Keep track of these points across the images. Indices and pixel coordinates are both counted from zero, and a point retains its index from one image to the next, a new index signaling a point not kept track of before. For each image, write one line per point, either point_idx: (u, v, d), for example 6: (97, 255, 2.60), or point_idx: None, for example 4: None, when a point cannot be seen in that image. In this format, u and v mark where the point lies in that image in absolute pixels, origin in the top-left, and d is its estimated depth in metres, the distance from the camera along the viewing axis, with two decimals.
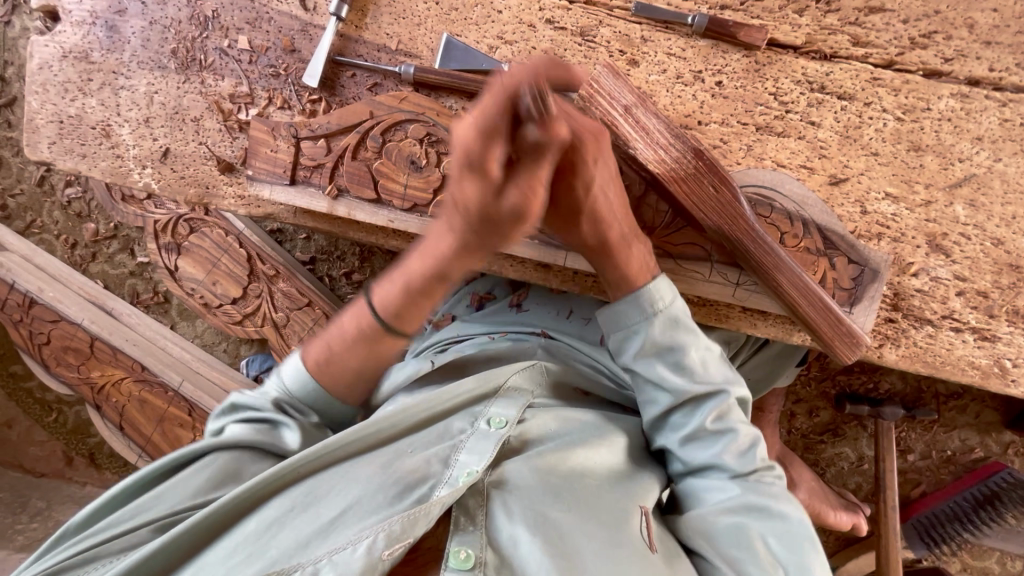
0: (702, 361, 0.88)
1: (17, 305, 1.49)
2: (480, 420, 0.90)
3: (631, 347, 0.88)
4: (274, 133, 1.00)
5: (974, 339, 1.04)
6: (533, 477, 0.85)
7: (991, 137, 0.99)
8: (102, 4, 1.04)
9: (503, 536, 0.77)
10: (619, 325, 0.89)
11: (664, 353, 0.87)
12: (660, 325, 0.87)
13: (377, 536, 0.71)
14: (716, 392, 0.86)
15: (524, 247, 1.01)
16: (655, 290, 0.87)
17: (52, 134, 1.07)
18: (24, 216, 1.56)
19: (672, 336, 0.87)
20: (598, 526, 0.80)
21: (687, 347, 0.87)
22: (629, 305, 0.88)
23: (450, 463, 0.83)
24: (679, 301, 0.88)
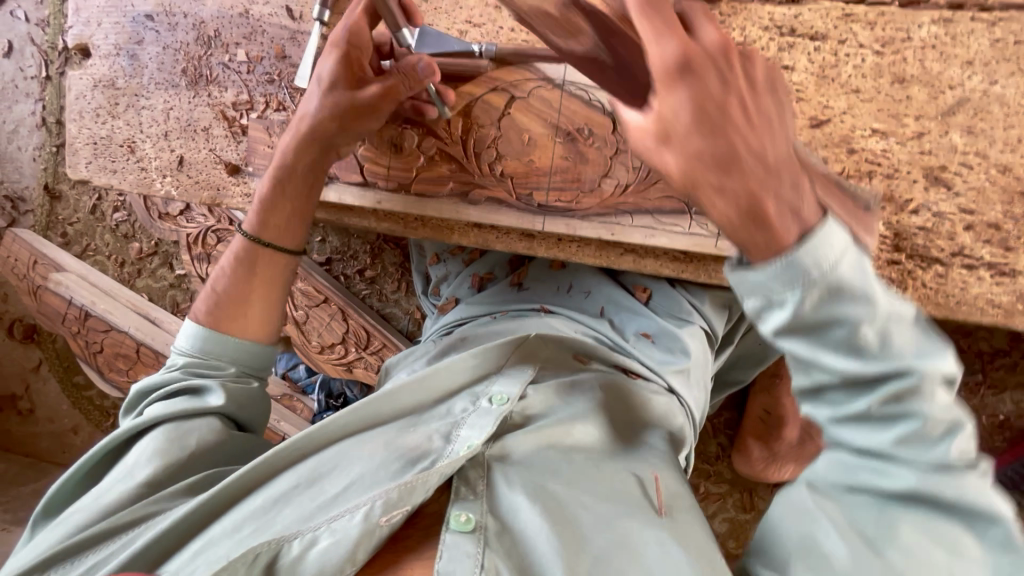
0: (929, 389, 0.50)
1: (76, 317, 1.66)
2: (481, 399, 0.88)
3: (799, 370, 0.55)
4: (269, 131, 1.11)
5: (990, 275, 0.97)
6: (537, 453, 0.82)
7: (982, 60, 0.93)
8: (124, 37, 1.18)
9: (504, 504, 0.75)
10: (756, 291, 0.54)
11: (861, 379, 0.52)
12: (856, 339, 0.51)
13: (374, 502, 0.71)
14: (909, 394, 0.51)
15: (505, 215, 1.03)
16: (837, 260, 0.50)
17: (89, 155, 1.22)
18: (80, 240, 1.75)
19: (871, 358, 0.51)
20: (601, 500, 0.76)
21: (904, 373, 0.50)
22: (798, 306, 0.51)
23: (452, 438, 0.81)
24: (856, 258, 0.51)
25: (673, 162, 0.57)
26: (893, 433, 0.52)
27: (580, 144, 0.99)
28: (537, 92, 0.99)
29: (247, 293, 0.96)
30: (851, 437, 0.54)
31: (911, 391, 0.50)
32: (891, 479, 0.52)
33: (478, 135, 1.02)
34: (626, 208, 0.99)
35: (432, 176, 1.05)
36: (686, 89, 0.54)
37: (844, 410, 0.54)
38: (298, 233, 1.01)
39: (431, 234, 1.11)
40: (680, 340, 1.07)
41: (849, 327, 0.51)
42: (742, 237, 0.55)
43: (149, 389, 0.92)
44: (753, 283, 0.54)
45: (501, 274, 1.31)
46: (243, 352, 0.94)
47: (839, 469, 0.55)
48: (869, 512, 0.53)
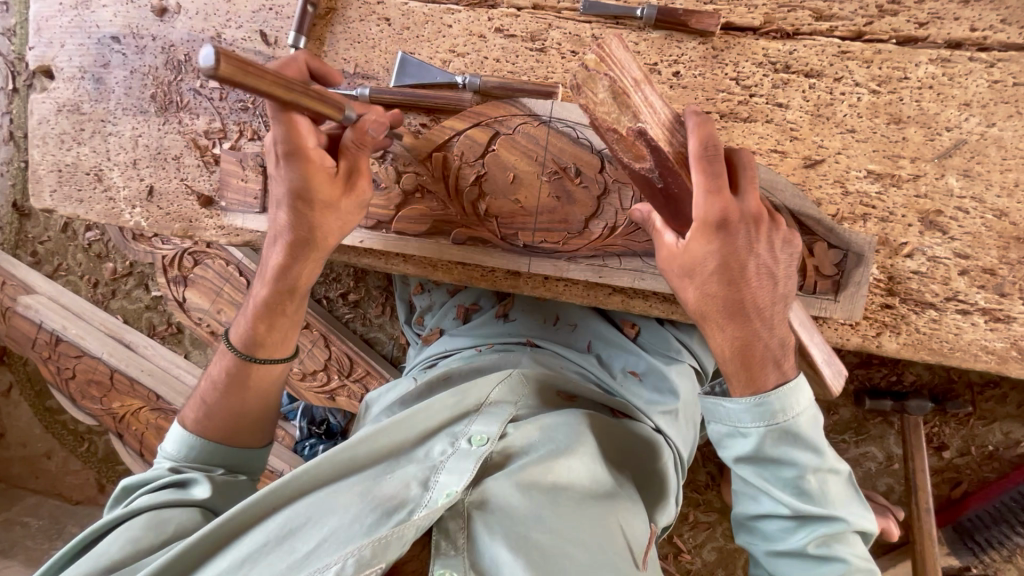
0: (846, 533, 0.69)
1: (46, 342, 1.60)
2: (460, 440, 0.83)
3: (752, 493, 0.73)
4: (243, 164, 1.06)
5: (985, 321, 0.95)
6: (520, 498, 0.77)
7: (980, 101, 0.91)
8: (89, 59, 1.12)
9: (486, 559, 0.72)
10: (727, 419, 0.73)
11: (800, 515, 0.70)
12: (802, 482, 0.69)
13: (346, 560, 0.67)
14: (833, 519, 0.68)
15: (491, 255, 1.00)
16: (796, 415, 0.69)
17: (54, 183, 1.16)
18: (51, 260, 1.68)
19: (809, 500, 0.69)
20: (584, 549, 0.74)
21: (832, 518, 0.68)
22: (756, 446, 0.70)
23: (430, 485, 0.76)
24: (812, 412, 0.70)
25: (693, 293, 0.73)
26: (820, 569, 0.68)
27: (567, 184, 0.95)
28: (523, 128, 0.95)
29: (237, 404, 0.90)
30: (784, 562, 0.72)
31: (835, 534, 0.68)
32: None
33: (462, 172, 0.98)
34: (615, 250, 0.96)
35: (414, 215, 1.01)
36: (716, 245, 0.70)
37: (781, 539, 0.71)
38: (293, 338, 0.95)
39: (414, 271, 1.08)
40: (668, 378, 1.04)
41: (794, 473, 0.69)
42: (731, 363, 0.73)
43: (130, 489, 0.86)
44: (725, 412, 0.73)
45: (486, 305, 1.27)
46: (236, 457, 0.90)
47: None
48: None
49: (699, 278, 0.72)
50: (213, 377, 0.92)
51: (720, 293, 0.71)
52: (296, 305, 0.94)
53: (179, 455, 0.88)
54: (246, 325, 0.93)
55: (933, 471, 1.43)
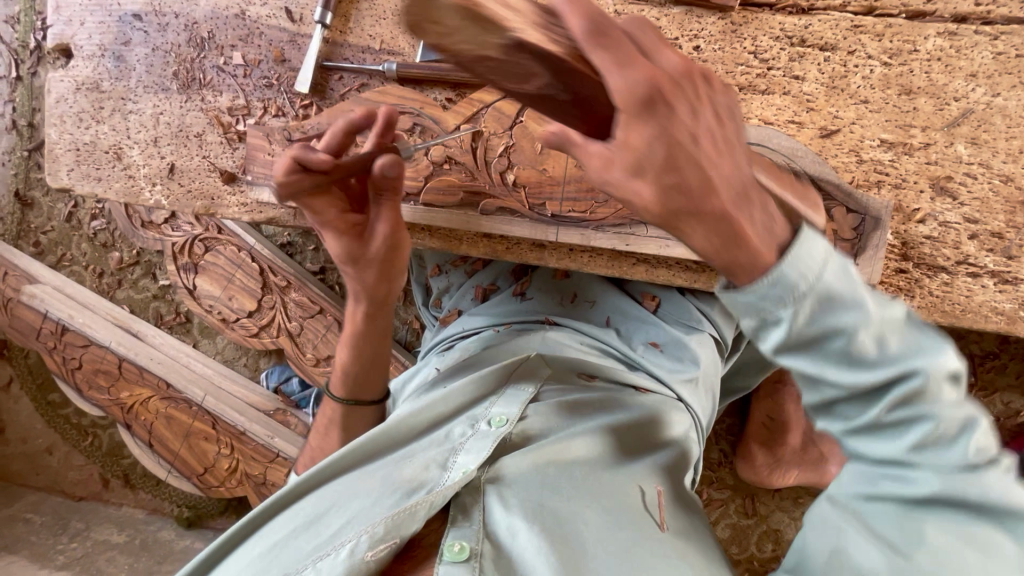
0: (937, 384, 0.50)
1: (51, 332, 1.57)
2: (480, 422, 0.84)
3: (810, 388, 0.54)
4: (269, 138, 1.07)
5: (994, 283, 0.99)
6: (534, 472, 0.78)
7: (986, 73, 0.95)
8: (109, 37, 1.11)
9: (501, 528, 0.71)
10: (753, 292, 0.52)
11: (871, 388, 0.51)
12: (857, 345, 0.50)
13: (360, 538, 0.68)
14: (912, 374, 0.49)
15: (518, 225, 1.01)
16: (821, 268, 0.51)
17: (71, 162, 1.15)
18: (55, 250, 1.66)
19: (877, 365, 0.50)
20: (599, 517, 0.73)
21: (911, 371, 0.49)
22: (795, 317, 0.51)
23: (449, 466, 0.77)
24: (833, 257, 0.51)
25: (646, 194, 0.54)
26: (908, 436, 0.51)
27: None
28: None
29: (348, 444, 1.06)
30: (881, 450, 0.53)
31: (917, 392, 0.50)
32: (903, 484, 0.53)
33: (490, 143, 1.00)
34: (641, 218, 0.99)
35: (443, 186, 1.02)
36: (652, 129, 0.53)
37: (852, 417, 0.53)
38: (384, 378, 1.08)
39: (438, 244, 1.08)
40: (688, 348, 1.06)
41: (846, 332, 0.50)
42: (719, 258, 0.54)
43: None
44: (745, 291, 0.53)
45: (504, 284, 1.27)
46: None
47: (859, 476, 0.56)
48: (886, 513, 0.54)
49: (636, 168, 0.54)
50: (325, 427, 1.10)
51: (677, 180, 0.53)
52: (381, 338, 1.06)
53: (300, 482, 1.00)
54: (337, 378, 1.07)
55: None
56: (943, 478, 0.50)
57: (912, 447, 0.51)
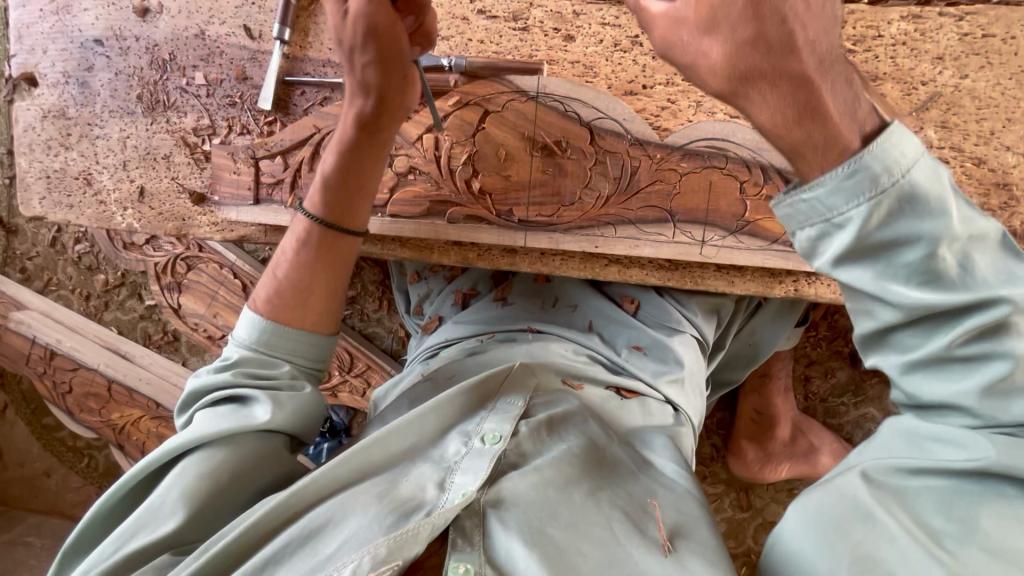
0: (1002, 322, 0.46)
1: (41, 357, 1.59)
2: (473, 439, 0.79)
3: (861, 308, 0.50)
4: (234, 157, 1.07)
5: None
6: (534, 492, 0.72)
7: (952, 55, 0.94)
8: (72, 64, 1.11)
9: (501, 553, 0.66)
10: (816, 215, 0.47)
11: (926, 312, 0.47)
12: (935, 263, 0.45)
13: (362, 558, 0.63)
14: (989, 307, 0.46)
15: (485, 233, 1.01)
16: (913, 161, 0.44)
17: (43, 190, 1.16)
18: (40, 275, 1.66)
19: (940, 288, 0.46)
20: (597, 546, 0.68)
21: (986, 305, 0.46)
22: (866, 250, 0.47)
23: (446, 486, 0.72)
24: (929, 160, 0.45)
25: (717, 53, 0.46)
26: (965, 375, 0.48)
27: (557, 157, 0.97)
28: (511, 105, 0.97)
29: (309, 283, 0.87)
30: (918, 379, 0.50)
31: (1000, 321, 0.46)
32: (957, 451, 0.49)
33: (453, 152, 0.99)
34: (608, 220, 0.98)
35: (408, 196, 1.02)
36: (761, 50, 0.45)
37: (912, 345, 0.50)
38: (361, 207, 0.91)
39: (410, 254, 1.08)
40: (670, 348, 1.05)
41: (920, 271, 0.46)
42: (788, 141, 0.48)
43: (199, 391, 0.81)
44: (813, 207, 0.47)
45: (484, 290, 1.24)
46: (305, 345, 0.86)
47: (900, 447, 0.53)
48: (937, 502, 0.50)
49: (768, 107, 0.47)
50: (291, 246, 0.89)
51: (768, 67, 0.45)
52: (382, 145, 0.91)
53: (256, 347, 0.84)
54: (322, 191, 0.90)
55: None
56: (1002, 451, 0.47)
57: None
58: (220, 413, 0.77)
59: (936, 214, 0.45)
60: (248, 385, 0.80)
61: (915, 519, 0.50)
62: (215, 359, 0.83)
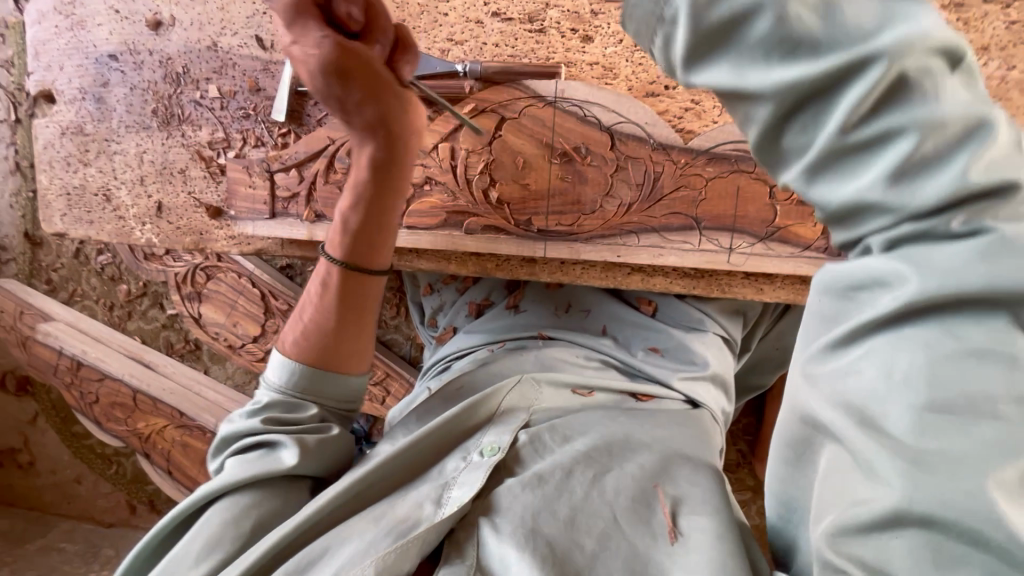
0: (902, 91, 0.35)
1: (68, 367, 1.62)
2: (471, 454, 0.77)
3: (747, 120, 0.41)
4: (249, 171, 1.05)
5: None
6: (530, 495, 0.69)
7: (999, 45, 0.88)
8: (88, 80, 1.11)
9: (495, 560, 0.65)
10: (650, 19, 0.40)
11: (824, 95, 0.37)
12: (791, 33, 0.36)
13: None
14: (878, 73, 0.35)
15: (504, 244, 0.99)
16: None
17: (64, 207, 1.17)
18: (67, 286, 1.69)
19: (820, 62, 0.36)
20: (596, 539, 0.64)
21: (859, 68, 0.35)
22: (743, 45, 0.37)
23: (443, 502, 0.70)
24: None
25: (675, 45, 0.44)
26: (873, 172, 0.37)
27: (577, 165, 0.94)
28: (528, 110, 0.94)
29: (334, 327, 0.85)
30: (828, 188, 0.39)
31: (898, 89, 0.35)
32: (882, 294, 0.40)
33: (470, 161, 0.97)
34: (631, 228, 0.95)
35: (426, 208, 1.00)
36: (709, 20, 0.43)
37: (805, 143, 0.39)
38: (387, 245, 0.89)
39: (427, 265, 1.06)
40: (691, 349, 1.01)
41: (801, 57, 0.36)
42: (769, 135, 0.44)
43: (232, 437, 0.81)
44: (644, 8, 0.40)
45: (498, 299, 1.21)
46: (331, 387, 0.84)
47: (833, 311, 0.44)
48: (879, 369, 0.39)
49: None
50: (315, 292, 0.87)
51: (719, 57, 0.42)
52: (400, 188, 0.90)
53: (281, 391, 0.83)
54: (342, 236, 0.88)
55: None
56: (925, 276, 0.37)
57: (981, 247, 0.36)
58: (249, 460, 0.77)
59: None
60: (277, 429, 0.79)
61: (859, 420, 0.40)
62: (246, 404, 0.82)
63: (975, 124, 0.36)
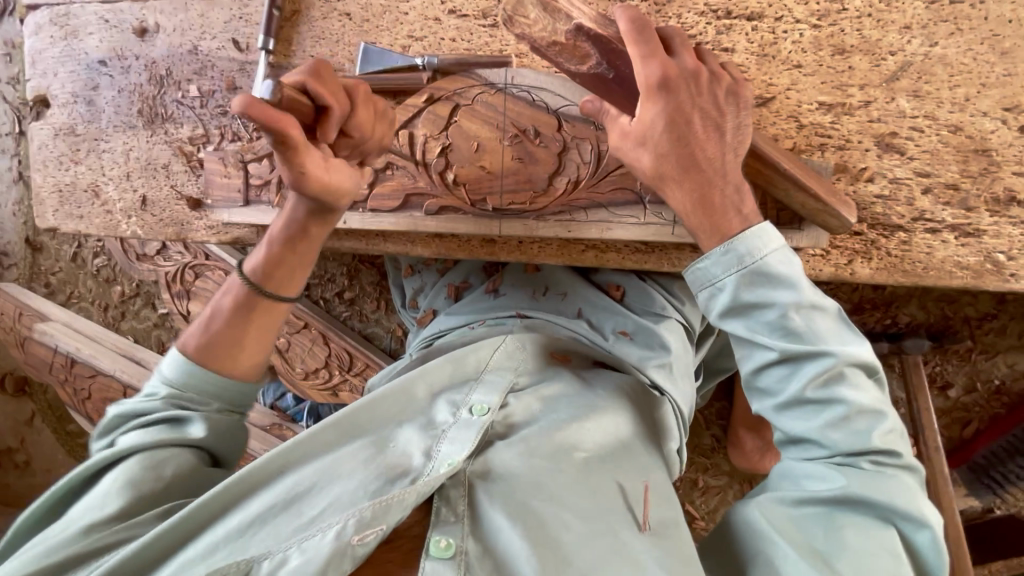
0: (841, 368, 0.69)
1: (62, 365, 1.69)
2: (461, 408, 0.81)
3: (742, 346, 0.73)
4: (225, 162, 1.12)
5: (956, 237, 0.96)
6: (520, 464, 0.75)
7: (920, 23, 0.93)
8: (79, 84, 1.20)
9: (486, 526, 0.69)
10: (705, 283, 0.74)
11: (790, 356, 0.70)
12: (787, 322, 0.70)
13: (347, 521, 0.65)
14: (825, 356, 0.68)
15: (462, 222, 1.04)
16: (768, 255, 0.71)
17: (56, 203, 1.24)
18: (63, 289, 1.76)
19: (797, 339, 0.70)
20: (580, 517, 0.71)
21: (821, 356, 0.69)
22: (744, 310, 0.72)
23: (433, 455, 0.74)
24: (779, 252, 0.72)
25: (646, 158, 0.77)
26: (821, 418, 0.69)
27: (528, 146, 0.99)
28: (482, 97, 1.00)
29: (239, 339, 0.86)
30: (788, 415, 0.71)
31: (833, 369, 0.68)
32: (824, 484, 0.68)
33: (428, 146, 1.03)
34: (580, 204, 1.00)
35: (388, 190, 1.06)
36: (660, 102, 0.74)
37: (778, 381, 0.71)
38: (304, 275, 0.91)
39: (394, 248, 1.12)
40: (656, 332, 1.04)
41: (785, 333, 0.70)
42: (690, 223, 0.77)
43: (125, 416, 0.82)
44: (704, 276, 0.74)
45: (477, 281, 1.26)
46: (228, 389, 0.85)
47: (785, 483, 0.72)
48: (809, 523, 0.68)
49: (679, 202, 0.77)
50: (219, 307, 0.87)
51: (672, 151, 0.75)
52: (317, 244, 0.91)
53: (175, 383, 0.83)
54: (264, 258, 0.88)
55: (942, 413, 1.41)
56: (854, 480, 0.66)
57: (880, 513, 0.66)
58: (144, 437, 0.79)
59: (790, 287, 0.71)
60: (175, 409, 0.82)
61: (804, 547, 0.66)
62: (138, 395, 0.84)
63: (878, 415, 0.69)
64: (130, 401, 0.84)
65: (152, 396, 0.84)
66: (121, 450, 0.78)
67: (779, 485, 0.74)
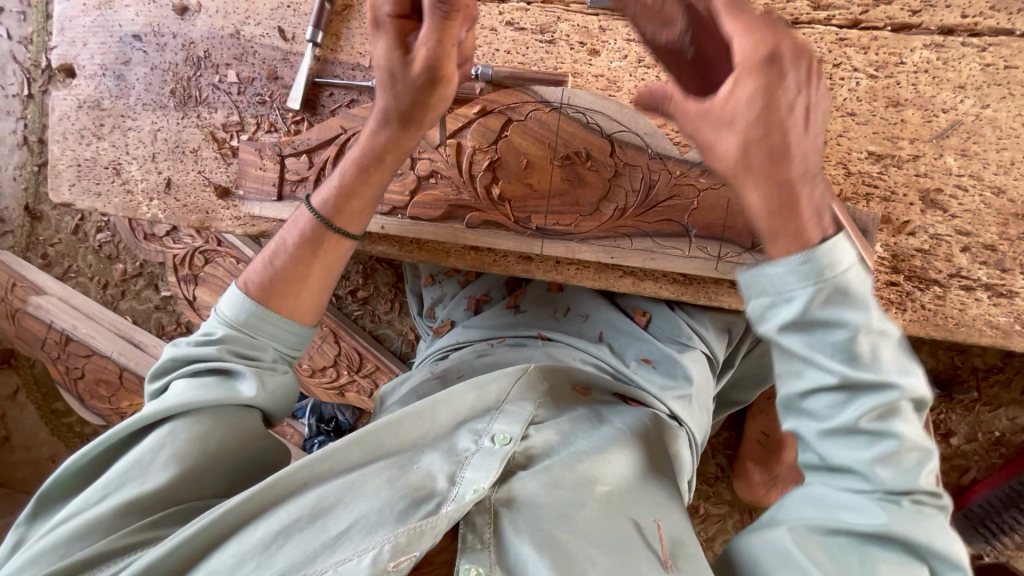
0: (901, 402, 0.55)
1: (56, 342, 1.62)
2: (483, 437, 0.78)
3: (787, 365, 0.58)
4: (261, 153, 1.09)
5: (988, 297, 0.97)
6: (545, 494, 0.74)
7: (974, 84, 0.94)
8: (110, 57, 1.15)
9: (513, 558, 0.67)
10: (765, 288, 0.56)
11: (848, 385, 0.55)
12: (854, 345, 0.54)
13: (382, 546, 0.62)
14: (885, 387, 0.54)
15: (502, 238, 1.03)
16: (846, 266, 0.54)
17: (72, 177, 1.19)
18: (61, 262, 1.69)
19: (859, 366, 0.54)
20: (606, 553, 0.68)
21: (883, 385, 0.54)
22: (805, 327, 0.55)
23: (457, 480, 0.71)
24: (852, 268, 0.54)
25: None
26: (867, 451, 0.55)
27: (578, 167, 0.98)
28: (535, 114, 0.98)
29: (303, 273, 0.85)
30: (832, 447, 0.57)
31: (892, 402, 0.54)
32: (861, 516, 0.55)
33: (476, 158, 1.01)
34: (625, 231, 0.99)
35: (429, 200, 1.04)
36: None
37: (825, 410, 0.57)
38: (368, 216, 0.90)
39: (427, 258, 1.10)
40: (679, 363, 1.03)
41: (848, 356, 0.54)
42: None
43: (178, 360, 0.80)
44: (765, 281, 0.56)
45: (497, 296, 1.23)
46: (285, 332, 0.84)
47: (812, 510, 0.59)
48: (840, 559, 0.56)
49: None
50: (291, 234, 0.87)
51: None
52: (388, 176, 0.90)
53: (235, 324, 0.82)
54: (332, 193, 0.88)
55: (942, 459, 1.45)
56: (895, 516, 0.54)
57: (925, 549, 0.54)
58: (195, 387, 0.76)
59: (860, 304, 0.54)
60: (233, 357, 0.80)
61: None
62: (197, 333, 0.82)
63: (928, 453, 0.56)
64: (184, 345, 0.82)
65: (207, 338, 0.82)
66: (172, 406, 0.73)
67: (797, 507, 0.61)
